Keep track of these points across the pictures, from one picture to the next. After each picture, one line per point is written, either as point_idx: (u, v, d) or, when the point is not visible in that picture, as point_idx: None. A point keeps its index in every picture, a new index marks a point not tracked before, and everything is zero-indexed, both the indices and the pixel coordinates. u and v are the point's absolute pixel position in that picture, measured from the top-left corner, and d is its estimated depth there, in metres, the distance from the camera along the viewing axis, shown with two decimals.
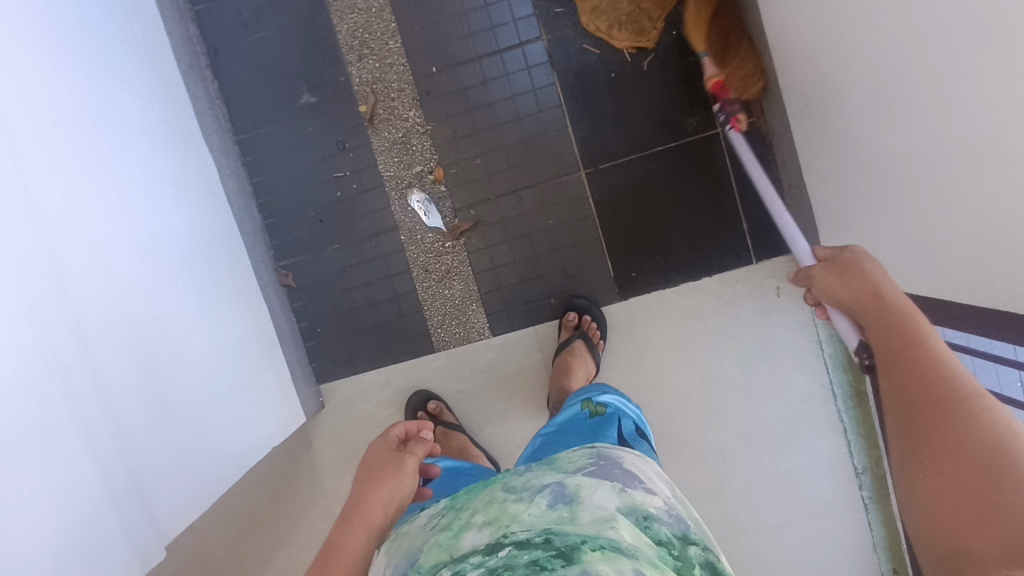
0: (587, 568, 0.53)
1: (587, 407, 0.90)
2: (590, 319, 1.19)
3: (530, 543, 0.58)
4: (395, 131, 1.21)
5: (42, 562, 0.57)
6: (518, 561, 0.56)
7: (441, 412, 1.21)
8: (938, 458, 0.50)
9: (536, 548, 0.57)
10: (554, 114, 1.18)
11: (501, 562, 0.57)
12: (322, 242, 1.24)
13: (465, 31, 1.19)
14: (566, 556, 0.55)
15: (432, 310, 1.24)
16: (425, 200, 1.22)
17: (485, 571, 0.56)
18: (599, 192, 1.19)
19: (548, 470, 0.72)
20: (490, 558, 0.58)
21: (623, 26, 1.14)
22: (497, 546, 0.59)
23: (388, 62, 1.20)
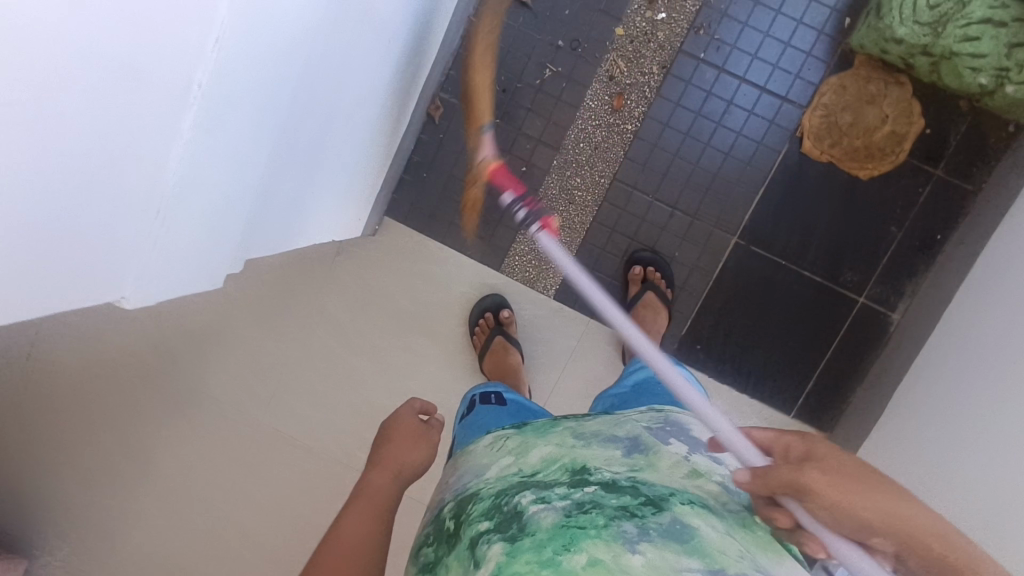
0: (675, 516, 0.57)
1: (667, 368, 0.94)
2: (655, 270, 1.18)
3: (618, 486, 0.60)
4: (625, 75, 1.16)
5: (199, 209, 0.54)
6: (606, 500, 0.58)
7: (508, 323, 1.20)
8: (941, 568, 0.52)
9: (625, 491, 0.59)
10: (758, 176, 1.16)
11: (587, 497, 0.59)
12: (491, 108, 1.19)
13: (752, 48, 1.13)
14: (656, 502, 0.58)
15: (524, 239, 1.22)
16: (598, 149, 1.18)
17: (572, 503, 0.58)
18: (733, 264, 1.19)
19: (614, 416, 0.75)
20: (575, 492, 0.59)
21: (842, 117, 1.12)
22: (582, 481, 0.61)
23: (671, 16, 1.14)
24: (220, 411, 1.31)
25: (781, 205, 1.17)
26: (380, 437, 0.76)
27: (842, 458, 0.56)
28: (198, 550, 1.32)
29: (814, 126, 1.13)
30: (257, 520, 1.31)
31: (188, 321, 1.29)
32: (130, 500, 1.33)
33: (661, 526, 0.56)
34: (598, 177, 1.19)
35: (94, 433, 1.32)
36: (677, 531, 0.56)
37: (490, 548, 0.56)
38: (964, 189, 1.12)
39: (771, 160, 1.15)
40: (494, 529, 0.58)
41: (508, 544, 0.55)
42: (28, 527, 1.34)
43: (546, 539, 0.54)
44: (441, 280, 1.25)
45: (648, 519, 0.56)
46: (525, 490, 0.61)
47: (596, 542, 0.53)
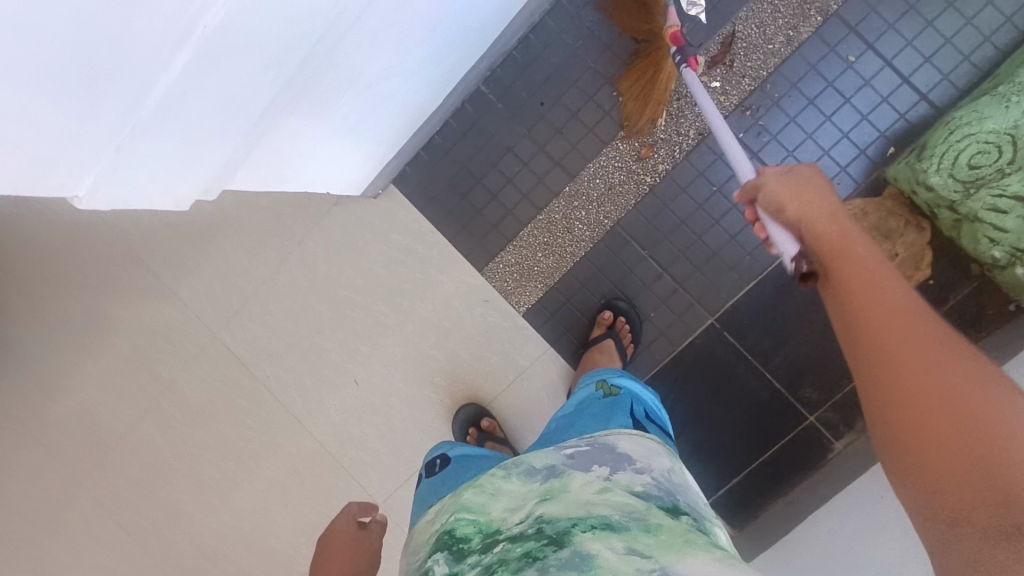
0: (573, 548, 0.57)
1: (602, 387, 0.93)
2: (624, 322, 1.19)
3: (522, 535, 0.62)
4: (662, 130, 1.15)
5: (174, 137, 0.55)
6: (510, 553, 0.60)
7: (491, 430, 1.23)
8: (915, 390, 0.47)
9: (527, 538, 0.61)
10: (753, 269, 1.16)
11: (496, 556, 0.61)
12: (524, 119, 1.19)
13: (791, 144, 1.12)
14: (556, 540, 0.59)
15: (514, 251, 1.24)
16: (612, 191, 1.19)
17: (481, 569, 0.61)
18: (701, 343, 1.19)
19: (540, 456, 0.75)
20: (485, 556, 0.62)
21: None
22: (492, 543, 0.64)
23: (724, 88, 1.13)
24: (180, 314, 1.35)
25: (765, 304, 1.17)
26: (318, 545, 0.89)
27: (848, 257, 0.55)
28: (126, 431, 1.38)
29: None
30: (187, 422, 1.37)
31: (178, 219, 1.33)
32: (78, 365, 1.39)
33: (557, 565, 0.56)
34: (603, 216, 1.20)
35: (61, 296, 1.37)
36: (576, 564, 0.56)
37: None
38: None
39: (771, 258, 1.15)
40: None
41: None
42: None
43: None
44: (422, 263, 1.26)
45: (548, 561, 0.57)
46: (443, 560, 0.66)
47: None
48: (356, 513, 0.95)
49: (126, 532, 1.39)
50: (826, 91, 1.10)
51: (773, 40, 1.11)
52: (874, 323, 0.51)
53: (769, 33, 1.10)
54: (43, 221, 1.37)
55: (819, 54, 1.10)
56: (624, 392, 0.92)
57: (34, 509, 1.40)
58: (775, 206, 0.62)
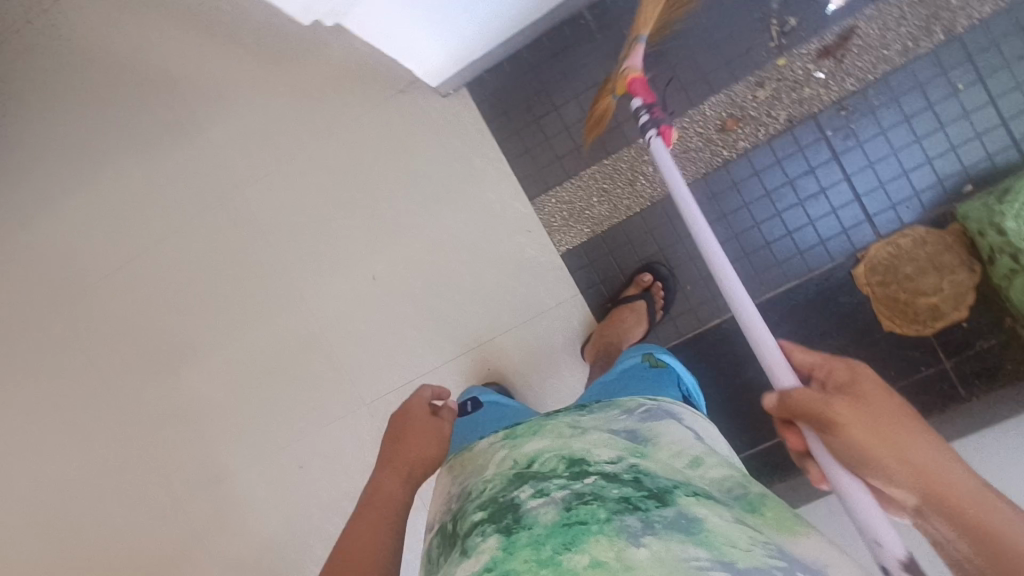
0: (681, 509, 0.60)
1: (649, 358, 1.00)
2: (661, 288, 1.18)
3: (619, 479, 0.64)
4: (753, 106, 1.12)
5: None
6: (608, 492, 0.61)
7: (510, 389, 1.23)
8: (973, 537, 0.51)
9: (625, 484, 0.63)
10: (801, 269, 1.15)
11: (589, 488, 0.62)
12: (619, 57, 1.15)
13: (875, 157, 1.11)
14: (658, 495, 0.62)
15: (570, 188, 1.21)
16: (686, 155, 1.16)
17: (574, 494, 0.62)
18: (726, 327, 1.19)
19: (609, 415, 0.79)
20: (576, 484, 0.63)
21: (906, 265, 1.10)
22: (583, 475, 0.65)
23: (827, 81, 1.10)
24: (223, 161, 1.33)
25: (800, 305, 1.17)
26: (398, 428, 0.84)
27: (865, 431, 0.59)
28: (139, 257, 1.39)
29: (876, 259, 1.12)
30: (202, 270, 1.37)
31: (241, 65, 1.30)
32: (116, 184, 1.40)
33: (664, 519, 0.58)
34: (669, 178, 1.17)
35: (122, 112, 1.39)
36: (684, 523, 0.58)
37: (484, 541, 0.59)
38: (957, 392, 1.13)
39: (821, 263, 1.15)
40: (490, 525, 0.61)
41: (505, 539, 0.58)
42: (32, 149, 1.45)
43: (544, 535, 0.57)
44: (474, 176, 1.23)
45: (652, 512, 0.59)
46: (524, 486, 0.65)
47: (599, 540, 0.55)
48: (431, 399, 0.90)
49: (128, 354, 1.43)
50: (924, 113, 1.09)
51: (890, 47, 1.08)
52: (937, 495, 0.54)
53: (888, 38, 1.08)
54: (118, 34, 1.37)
55: (929, 73, 1.08)
56: (669, 367, 1.00)
57: (50, 306, 1.46)
58: (808, 413, 0.63)
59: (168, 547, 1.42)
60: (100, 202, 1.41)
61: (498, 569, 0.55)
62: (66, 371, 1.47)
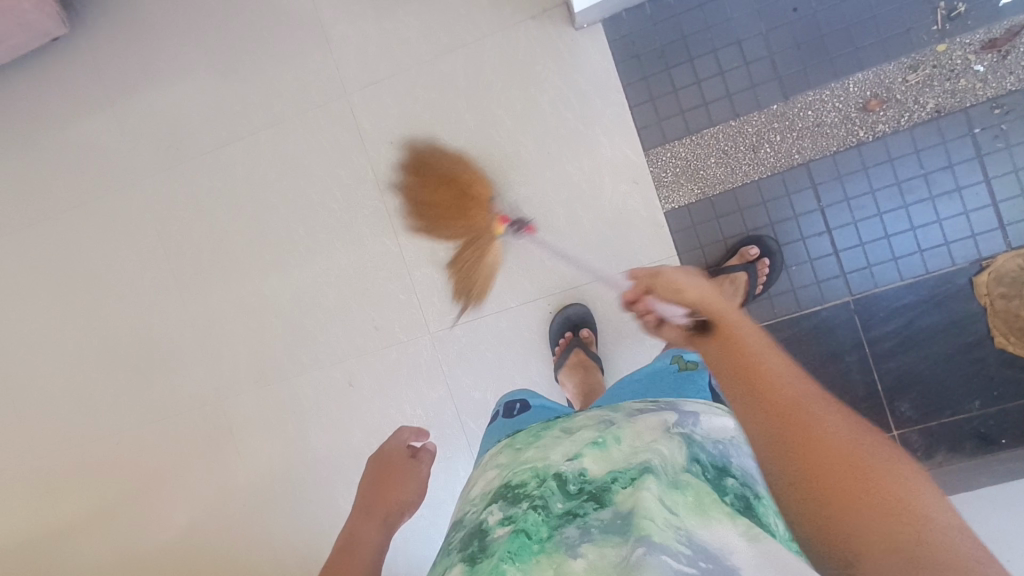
0: (619, 505, 0.51)
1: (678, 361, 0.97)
2: (766, 264, 1.13)
3: (563, 485, 0.56)
4: (901, 89, 1.07)
5: None
6: (555, 506, 0.54)
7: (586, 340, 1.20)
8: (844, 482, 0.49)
9: (562, 491, 0.56)
10: (918, 267, 1.10)
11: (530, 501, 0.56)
12: (768, 17, 1.11)
13: (1022, 163, 1.05)
14: (598, 495, 0.54)
15: (689, 144, 1.16)
16: (819, 129, 1.11)
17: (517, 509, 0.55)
18: (825, 316, 1.14)
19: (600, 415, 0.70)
20: (521, 497, 0.57)
21: None
22: (530, 486, 0.58)
23: (987, 76, 1.05)
24: (335, 60, 1.30)
25: (909, 306, 1.11)
26: (375, 474, 0.78)
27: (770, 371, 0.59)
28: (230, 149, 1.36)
29: (1002, 270, 1.06)
30: (292, 166, 1.34)
31: None
32: (216, 64, 1.36)
33: (600, 522, 0.51)
34: (796, 150, 1.12)
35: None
36: (618, 521, 0.50)
37: (452, 575, 0.54)
38: None
39: (941, 265, 1.09)
40: (460, 553, 0.56)
41: (468, 570, 0.53)
42: (133, 15, 1.39)
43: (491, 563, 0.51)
44: (591, 116, 1.19)
45: (590, 517, 0.52)
46: (492, 507, 0.59)
47: (539, 563, 0.50)
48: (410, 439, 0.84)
49: (195, 239, 1.39)
50: None
51: None
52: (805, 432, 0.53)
53: None
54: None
55: None
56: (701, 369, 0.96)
57: (124, 179, 1.41)
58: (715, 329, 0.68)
59: (204, 439, 1.41)
60: (195, 81, 1.37)
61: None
62: (126, 245, 1.42)
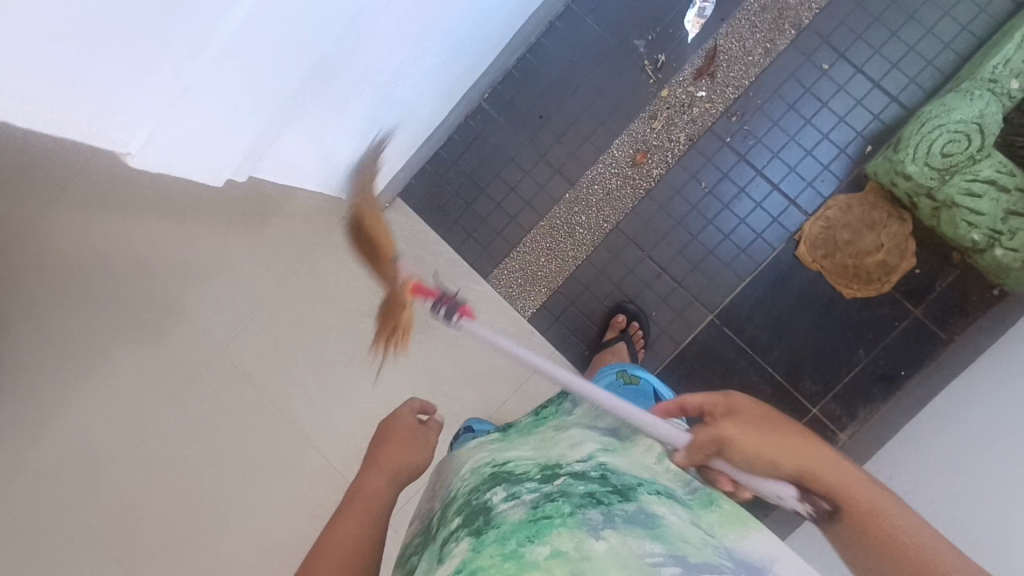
0: (643, 505, 0.59)
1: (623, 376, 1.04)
2: (636, 326, 1.22)
3: (586, 476, 0.62)
4: (653, 137, 1.23)
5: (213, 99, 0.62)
6: (575, 488, 0.60)
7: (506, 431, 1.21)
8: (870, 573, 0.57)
9: (592, 480, 0.61)
10: (749, 263, 1.21)
11: (556, 486, 0.60)
12: (524, 130, 1.27)
13: (776, 146, 1.20)
14: (621, 492, 0.60)
15: (518, 255, 1.29)
16: (611, 194, 1.25)
17: (541, 494, 0.60)
18: (701, 339, 1.23)
19: (593, 417, 0.78)
20: (545, 485, 0.62)
21: (842, 229, 1.17)
22: (554, 476, 0.63)
23: (710, 96, 1.21)
24: (197, 331, 1.40)
25: (761, 300, 1.21)
26: (383, 434, 0.83)
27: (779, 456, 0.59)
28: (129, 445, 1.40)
29: (813, 235, 1.17)
30: (202, 437, 1.40)
31: (194, 237, 1.39)
32: (84, 375, 1.41)
33: (625, 514, 0.57)
34: (603, 220, 1.26)
35: (74, 318, 1.41)
36: (644, 518, 0.57)
37: (458, 542, 0.58)
38: (937, 336, 1.15)
39: (765, 254, 1.20)
40: (463, 529, 0.60)
41: (476, 539, 0.56)
42: None
43: (510, 532, 0.54)
44: (428, 271, 1.31)
45: (614, 506, 0.58)
46: (497, 489, 0.63)
47: (561, 532, 0.53)
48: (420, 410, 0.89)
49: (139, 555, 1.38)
50: (806, 97, 1.19)
51: (751, 52, 1.20)
52: (862, 516, 0.55)
53: (748, 47, 1.20)
54: (68, 245, 1.44)
55: (796, 64, 1.19)
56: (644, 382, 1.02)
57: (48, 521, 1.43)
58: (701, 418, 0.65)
59: None
60: (75, 411, 1.41)
61: (467, 568, 0.52)
62: None
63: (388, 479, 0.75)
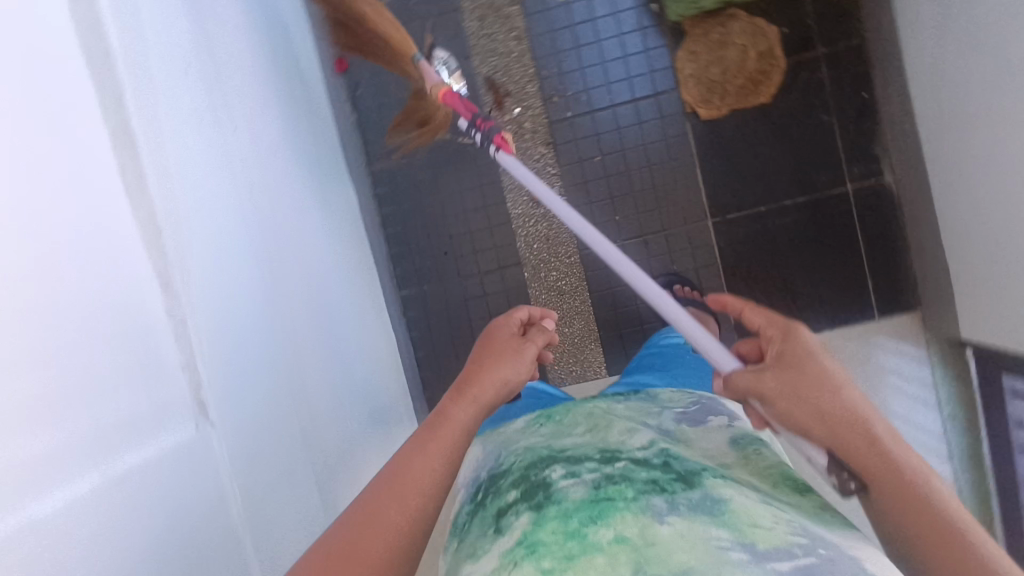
0: (708, 488, 0.51)
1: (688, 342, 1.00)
2: (684, 288, 1.19)
3: (649, 462, 0.55)
4: (526, 173, 1.24)
5: None
6: (636, 474, 0.52)
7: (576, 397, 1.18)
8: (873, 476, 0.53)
9: (655, 466, 0.54)
10: (685, 161, 1.22)
11: (618, 471, 0.53)
12: (448, 272, 1.27)
13: (601, 78, 1.22)
14: (687, 478, 0.52)
15: (549, 347, 1.27)
16: (549, 236, 1.25)
17: (603, 474, 0.52)
18: (724, 240, 1.23)
19: (644, 412, 0.70)
20: (606, 467, 0.54)
21: (708, 67, 1.19)
22: (614, 458, 0.55)
23: (525, 105, 1.23)
24: None
25: (724, 171, 1.22)
26: (479, 348, 0.70)
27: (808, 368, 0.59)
28: None
29: (696, 94, 1.20)
30: None
31: None
32: None
33: (691, 501, 0.49)
34: (567, 257, 1.26)
35: None
36: (711, 505, 0.48)
37: (516, 517, 0.50)
38: (851, 46, 1.18)
39: (685, 144, 1.22)
40: (522, 503, 0.51)
41: (536, 514, 0.49)
42: None
43: (571, 509, 0.47)
44: None
45: (679, 494, 0.50)
46: (555, 465, 0.56)
47: (625, 517, 0.46)
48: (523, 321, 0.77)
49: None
50: (577, 31, 1.22)
51: (510, 50, 1.23)
52: (875, 464, 0.53)
53: (504, 51, 1.23)
54: None
55: (544, 21, 1.22)
56: None
57: None
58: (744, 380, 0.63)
59: None
60: None
61: (527, 542, 0.46)
62: None
63: (478, 418, 0.63)
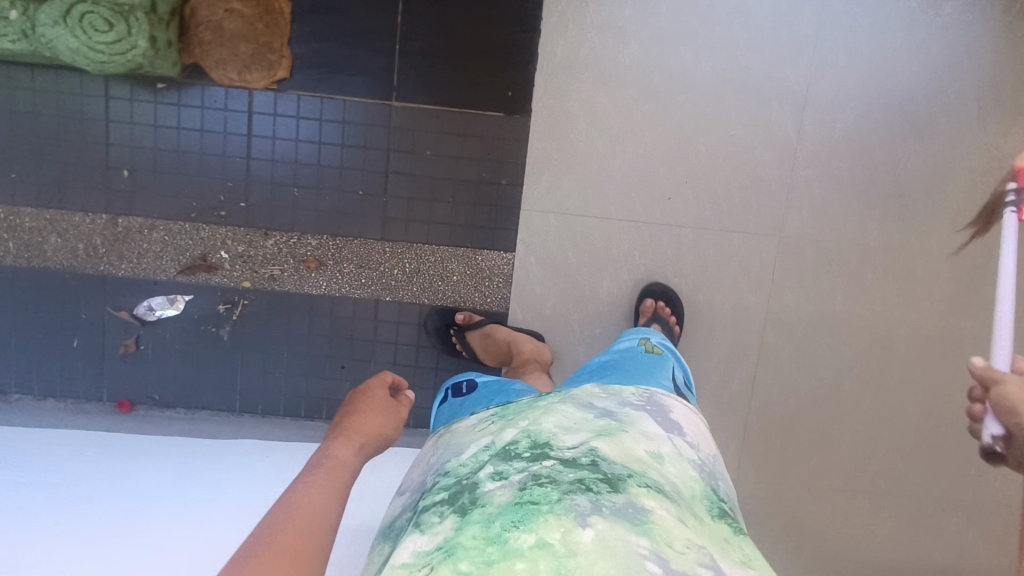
0: (632, 495, 0.55)
1: (644, 345, 0.91)
2: (667, 306, 1.24)
3: (577, 462, 0.59)
4: (288, 265, 1.22)
5: None
6: (566, 474, 0.57)
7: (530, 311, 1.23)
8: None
9: (583, 465, 0.58)
10: (327, 107, 1.18)
11: (546, 470, 0.58)
12: (363, 369, 1.26)
13: (217, 160, 1.18)
14: (613, 480, 0.57)
15: (466, 300, 1.28)
16: (358, 264, 1.24)
17: (528, 475, 0.57)
18: (419, 95, 1.20)
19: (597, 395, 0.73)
20: (534, 465, 0.59)
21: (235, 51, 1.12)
22: (542, 455, 0.60)
23: (220, 245, 1.20)
24: None
25: (349, 71, 1.18)
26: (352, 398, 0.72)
27: None
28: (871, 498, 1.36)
29: (261, 73, 1.14)
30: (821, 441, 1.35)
31: None
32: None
33: (613, 505, 0.54)
34: (384, 254, 1.24)
35: None
36: (630, 512, 0.53)
37: (440, 520, 0.56)
38: None
39: (310, 101, 1.18)
40: (446, 504, 0.58)
41: (459, 518, 0.55)
42: None
43: (494, 513, 0.53)
44: None
45: (603, 495, 0.54)
46: (485, 463, 0.61)
47: (546, 518, 0.52)
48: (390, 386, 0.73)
49: None
50: (163, 167, 1.17)
51: (160, 239, 1.19)
52: None
53: (158, 245, 1.19)
54: None
55: (142, 196, 1.18)
56: (665, 353, 0.90)
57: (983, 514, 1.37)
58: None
59: None
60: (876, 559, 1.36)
61: (447, 546, 0.52)
62: None
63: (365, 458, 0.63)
